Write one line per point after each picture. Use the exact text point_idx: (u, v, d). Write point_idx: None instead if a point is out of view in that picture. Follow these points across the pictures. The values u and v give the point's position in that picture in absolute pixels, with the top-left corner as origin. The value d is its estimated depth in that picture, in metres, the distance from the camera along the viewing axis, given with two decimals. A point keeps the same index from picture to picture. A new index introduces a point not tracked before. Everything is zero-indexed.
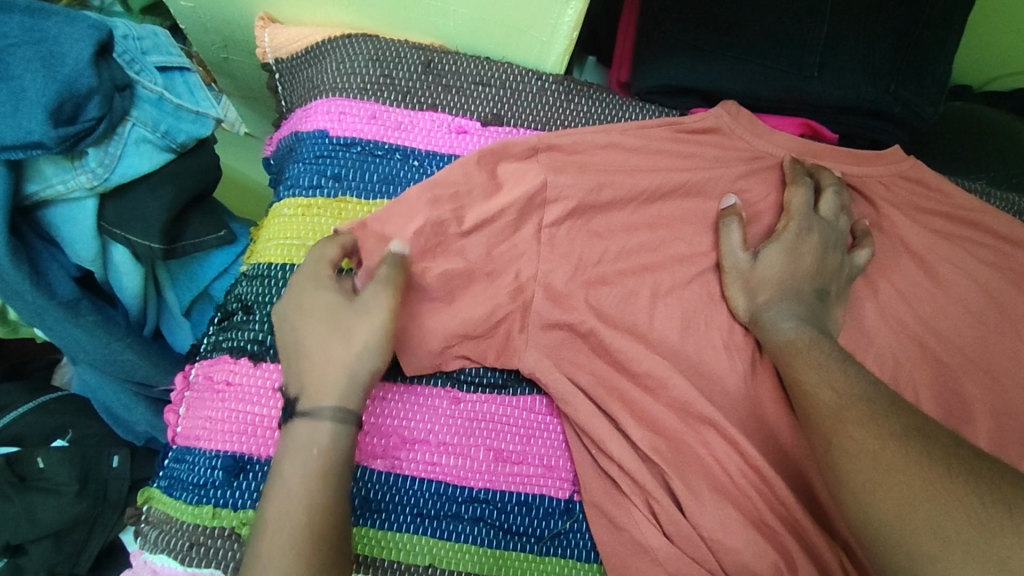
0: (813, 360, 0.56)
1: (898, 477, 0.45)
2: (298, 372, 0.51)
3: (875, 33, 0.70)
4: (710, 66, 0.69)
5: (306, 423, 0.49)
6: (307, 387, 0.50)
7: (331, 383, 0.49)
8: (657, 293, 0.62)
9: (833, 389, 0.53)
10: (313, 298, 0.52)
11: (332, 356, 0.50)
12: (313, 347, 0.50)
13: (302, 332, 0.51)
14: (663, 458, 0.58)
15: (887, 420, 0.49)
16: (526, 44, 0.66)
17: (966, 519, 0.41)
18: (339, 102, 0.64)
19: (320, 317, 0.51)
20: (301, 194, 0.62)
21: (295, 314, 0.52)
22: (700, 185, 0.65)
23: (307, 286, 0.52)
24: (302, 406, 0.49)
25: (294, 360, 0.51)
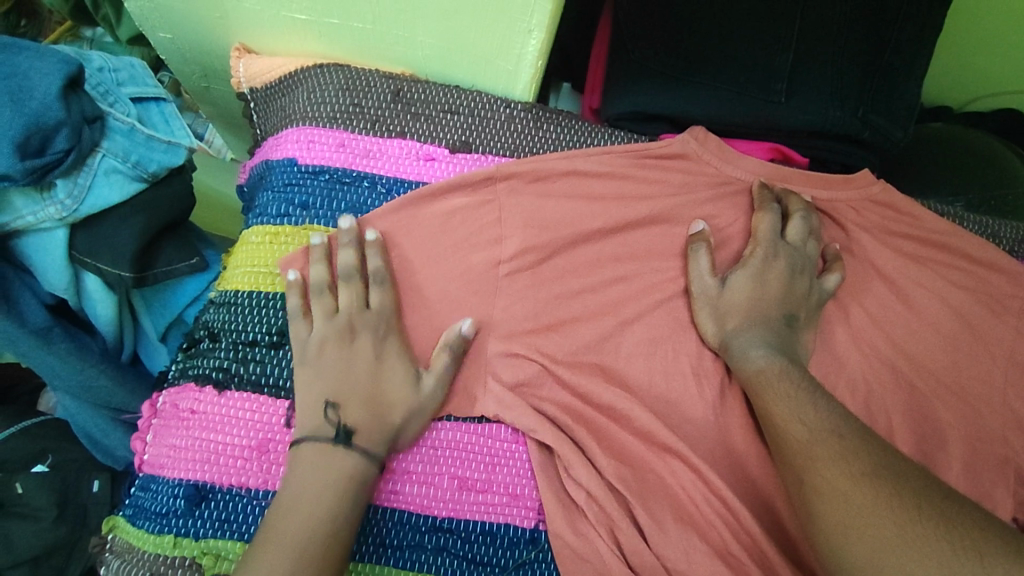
0: (783, 392, 0.57)
1: (870, 519, 0.45)
2: (360, 408, 0.55)
3: (844, 58, 0.70)
4: (678, 92, 0.70)
5: (350, 461, 0.53)
6: (362, 423, 0.54)
7: (384, 427, 0.55)
8: (624, 321, 0.63)
9: (804, 423, 0.54)
10: (397, 363, 0.57)
11: (394, 404, 0.56)
12: (371, 387, 0.56)
13: (364, 372, 0.56)
14: (629, 486, 0.57)
15: (856, 459, 0.49)
16: (494, 73, 0.67)
17: (940, 567, 0.41)
18: (308, 131, 0.65)
19: (369, 364, 0.56)
20: (269, 222, 0.63)
21: (342, 355, 0.56)
22: (667, 213, 0.65)
23: (380, 346, 0.57)
24: (359, 444, 0.54)
25: (352, 395, 0.55)
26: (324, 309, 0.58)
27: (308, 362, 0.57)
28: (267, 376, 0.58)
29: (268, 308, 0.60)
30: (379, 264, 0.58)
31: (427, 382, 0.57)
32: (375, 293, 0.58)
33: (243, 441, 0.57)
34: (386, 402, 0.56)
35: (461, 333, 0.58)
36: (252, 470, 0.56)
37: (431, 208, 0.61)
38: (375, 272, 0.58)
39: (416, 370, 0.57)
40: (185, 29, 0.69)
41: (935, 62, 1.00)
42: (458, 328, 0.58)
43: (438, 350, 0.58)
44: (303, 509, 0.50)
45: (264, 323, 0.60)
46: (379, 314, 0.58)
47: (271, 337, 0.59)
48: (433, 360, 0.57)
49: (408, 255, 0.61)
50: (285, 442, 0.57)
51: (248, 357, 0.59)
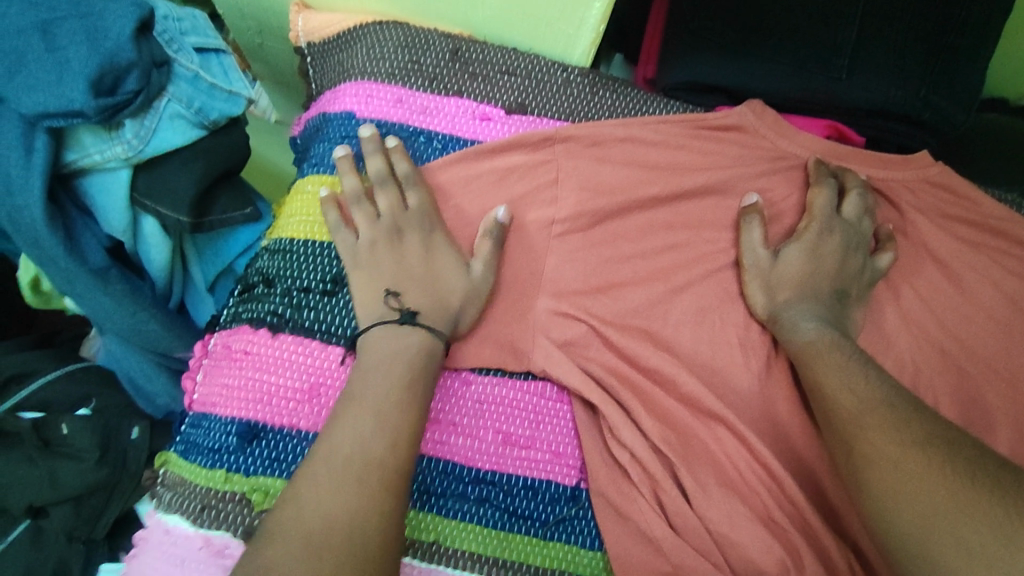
0: (833, 364, 0.56)
1: (921, 484, 0.44)
2: (419, 293, 0.57)
3: (910, 38, 0.68)
4: (737, 65, 0.68)
5: (415, 334, 0.55)
6: (424, 306, 0.57)
7: (441, 307, 0.57)
8: (672, 289, 0.62)
9: (854, 393, 0.53)
10: (447, 254, 0.59)
11: (446, 280, 0.58)
12: (425, 272, 0.58)
13: (416, 260, 0.58)
14: (673, 449, 0.57)
15: (905, 428, 0.48)
16: (553, 35, 0.66)
17: (993, 531, 0.40)
18: (367, 85, 0.65)
19: (421, 257, 0.59)
20: (326, 172, 0.64)
21: (393, 251, 0.58)
22: (721, 183, 0.65)
23: (428, 241, 0.59)
24: (422, 320, 0.56)
25: (408, 280, 0.58)
26: (366, 214, 0.59)
27: (361, 262, 0.58)
28: (321, 323, 0.58)
29: (325, 257, 0.61)
30: (407, 168, 0.60)
31: (477, 267, 0.59)
32: (411, 193, 0.60)
33: (294, 384, 0.57)
34: (444, 284, 0.58)
35: (496, 218, 0.60)
36: (303, 412, 0.56)
37: (481, 165, 0.62)
38: (406, 176, 0.60)
39: (464, 258, 0.59)
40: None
41: None
42: (493, 214, 0.60)
43: (480, 239, 0.60)
44: (371, 413, 0.50)
45: (319, 271, 0.60)
46: (427, 211, 0.60)
47: (325, 285, 0.60)
48: (477, 249, 0.60)
49: (463, 206, 0.62)
50: (336, 385, 0.57)
51: (302, 304, 0.59)
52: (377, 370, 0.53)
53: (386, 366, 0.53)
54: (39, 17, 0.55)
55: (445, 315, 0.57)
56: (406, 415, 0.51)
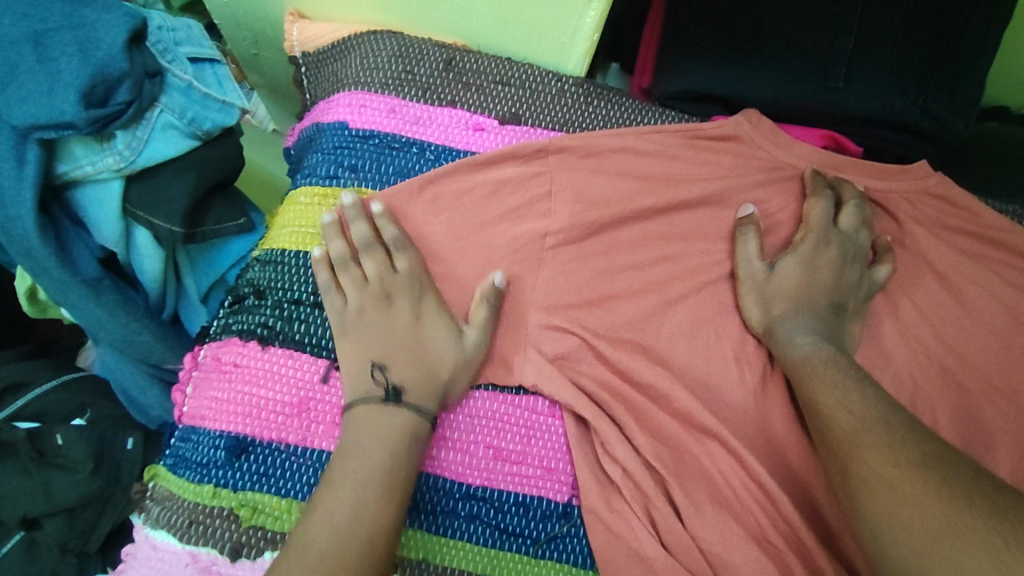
0: (830, 380, 0.55)
1: (918, 509, 0.43)
2: (404, 369, 0.55)
3: (907, 46, 0.67)
4: (734, 74, 0.68)
5: (401, 416, 0.54)
6: (412, 381, 0.55)
7: (431, 380, 0.56)
8: (666, 302, 0.62)
9: (849, 411, 0.52)
10: (438, 325, 0.57)
11: (435, 347, 0.57)
12: (412, 342, 0.57)
13: (404, 330, 0.57)
14: (666, 465, 0.56)
15: (899, 451, 0.47)
16: (547, 45, 0.66)
17: (990, 558, 0.39)
18: (360, 95, 0.65)
19: (409, 323, 0.57)
20: (318, 182, 0.63)
21: (381, 320, 0.57)
22: (716, 195, 0.64)
23: (417, 307, 0.58)
24: (408, 399, 0.54)
25: (396, 355, 0.56)
26: (353, 280, 0.58)
27: (349, 328, 0.57)
28: (311, 336, 0.58)
29: None
30: (394, 232, 0.59)
31: (470, 335, 0.58)
32: (399, 258, 0.59)
33: (283, 397, 0.56)
34: (433, 355, 0.56)
35: (493, 283, 0.59)
36: (292, 427, 0.56)
37: (473, 178, 0.62)
38: (393, 240, 0.59)
39: (457, 325, 0.58)
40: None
41: None
42: (492, 280, 0.59)
43: (476, 303, 0.59)
44: (350, 492, 0.49)
45: (311, 283, 0.60)
46: (415, 274, 0.58)
47: (315, 298, 0.59)
48: (472, 313, 0.59)
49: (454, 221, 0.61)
50: (325, 400, 0.57)
51: (293, 316, 0.59)
52: (360, 452, 0.51)
53: (371, 448, 0.51)
54: (31, 29, 0.55)
55: (436, 390, 0.56)
56: (389, 477, 0.50)
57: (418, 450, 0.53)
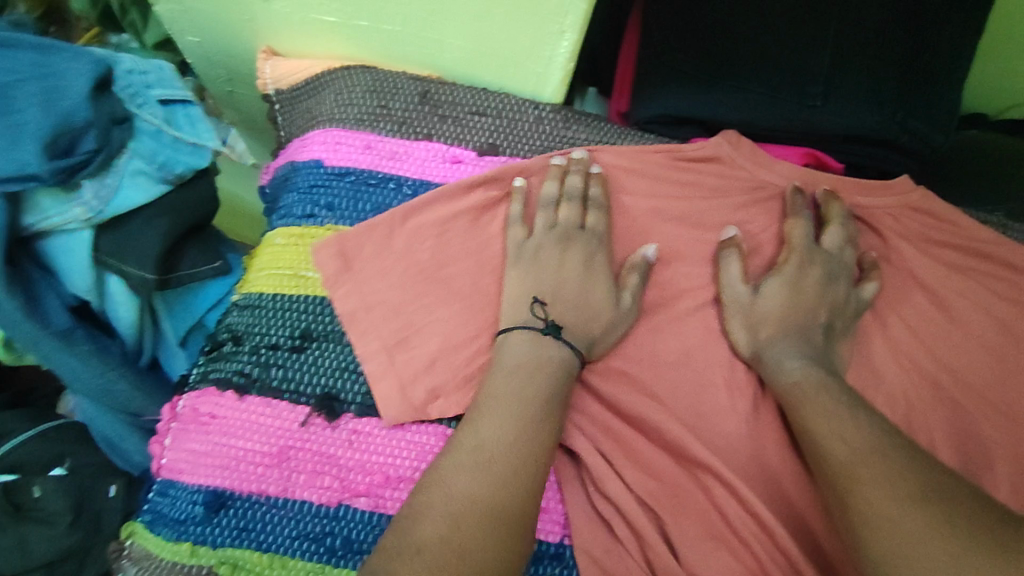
0: (821, 409, 0.54)
1: (922, 547, 0.41)
2: (568, 306, 0.58)
3: (883, 61, 0.66)
4: (711, 95, 0.68)
5: (559, 347, 0.56)
6: (569, 321, 0.58)
7: (587, 324, 0.58)
8: (650, 329, 0.60)
9: (844, 440, 0.51)
10: (603, 276, 0.59)
11: (602, 291, 0.59)
12: (572, 285, 0.59)
13: (574, 278, 0.59)
14: (657, 500, 0.53)
15: (897, 483, 0.45)
16: (522, 75, 0.65)
17: None
18: (335, 133, 0.64)
19: (580, 270, 0.59)
20: (294, 223, 0.62)
21: (553, 261, 0.59)
22: (699, 217, 0.64)
23: (590, 258, 0.60)
24: (567, 333, 0.57)
25: (558, 294, 0.58)
26: (547, 218, 0.61)
27: (522, 259, 0.59)
28: (289, 382, 0.56)
29: (295, 311, 0.59)
30: (597, 193, 0.62)
31: (626, 298, 0.59)
32: (566, 208, 0.61)
33: (262, 448, 0.54)
34: (586, 300, 0.58)
35: (592, 192, 0.62)
36: (272, 477, 0.53)
37: (459, 204, 0.61)
38: (591, 195, 0.62)
39: (614, 288, 0.59)
40: (214, 31, 0.71)
41: None
42: (641, 252, 0.61)
43: (627, 270, 0.61)
44: (517, 399, 0.52)
45: (290, 326, 0.58)
46: (594, 231, 0.61)
47: (293, 341, 0.57)
48: (626, 276, 0.60)
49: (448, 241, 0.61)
50: (305, 449, 0.54)
51: (270, 361, 0.57)
52: (513, 375, 0.53)
53: (526, 373, 0.53)
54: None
55: (585, 336, 0.57)
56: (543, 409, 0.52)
57: (566, 380, 0.55)
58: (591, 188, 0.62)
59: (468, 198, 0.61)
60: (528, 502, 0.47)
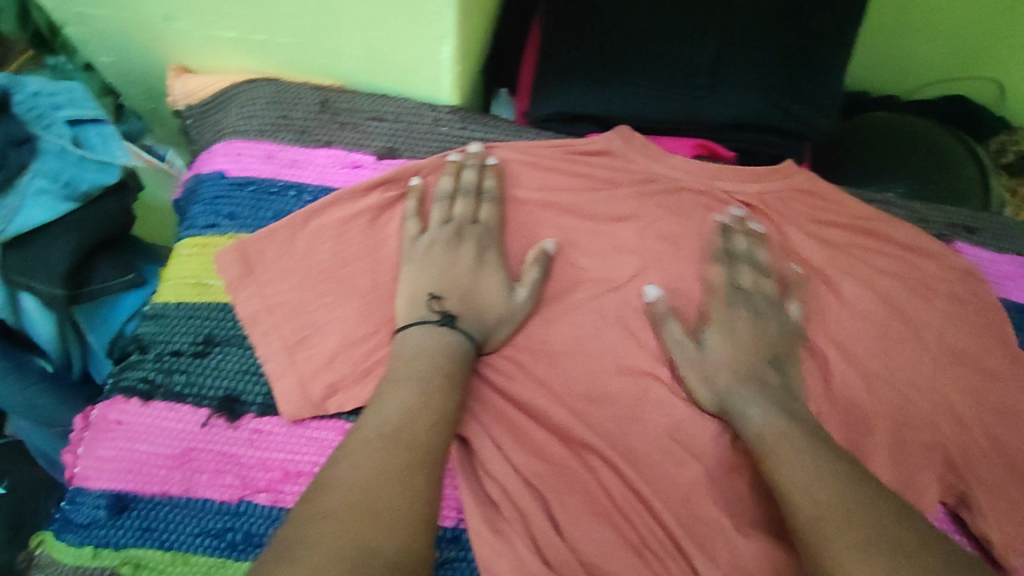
0: (792, 460, 0.51)
1: None
2: (460, 300, 0.60)
3: (764, 51, 0.69)
4: (603, 91, 0.69)
5: (453, 336, 0.58)
6: (462, 313, 0.59)
7: (479, 317, 0.60)
8: (544, 318, 0.63)
9: (808, 494, 0.49)
10: (494, 273, 0.61)
11: (500, 280, 0.61)
12: (468, 283, 0.61)
13: (466, 273, 0.61)
14: (544, 482, 0.56)
15: (878, 550, 0.44)
16: (415, 79, 0.67)
17: None
18: (237, 144, 0.66)
19: (471, 267, 0.61)
20: (197, 233, 0.64)
21: (448, 256, 0.61)
22: (588, 208, 0.66)
23: (481, 255, 0.62)
24: (461, 324, 0.59)
25: (454, 288, 0.60)
26: (441, 214, 0.63)
27: (415, 258, 0.61)
28: (191, 386, 0.58)
29: (198, 318, 0.61)
30: (492, 185, 0.64)
31: (521, 292, 0.61)
32: (459, 204, 0.63)
33: (165, 451, 0.56)
34: (479, 297, 0.60)
35: (485, 185, 0.64)
36: (175, 479, 0.55)
37: (357, 204, 0.63)
38: (486, 188, 0.64)
39: (510, 282, 0.62)
40: (129, 55, 0.73)
41: (862, 53, 1.06)
42: (542, 246, 0.63)
43: (528, 266, 0.63)
44: (418, 377, 0.54)
45: (191, 333, 0.60)
46: (486, 225, 0.63)
47: (196, 346, 0.60)
48: (525, 276, 0.62)
49: (349, 241, 0.62)
50: (208, 449, 0.56)
51: (173, 367, 0.59)
52: (413, 360, 0.55)
53: (424, 357, 0.55)
54: None
55: (478, 324, 0.59)
56: (442, 390, 0.53)
57: (461, 362, 0.57)
58: (485, 181, 0.64)
59: (364, 198, 0.63)
60: (431, 475, 0.47)
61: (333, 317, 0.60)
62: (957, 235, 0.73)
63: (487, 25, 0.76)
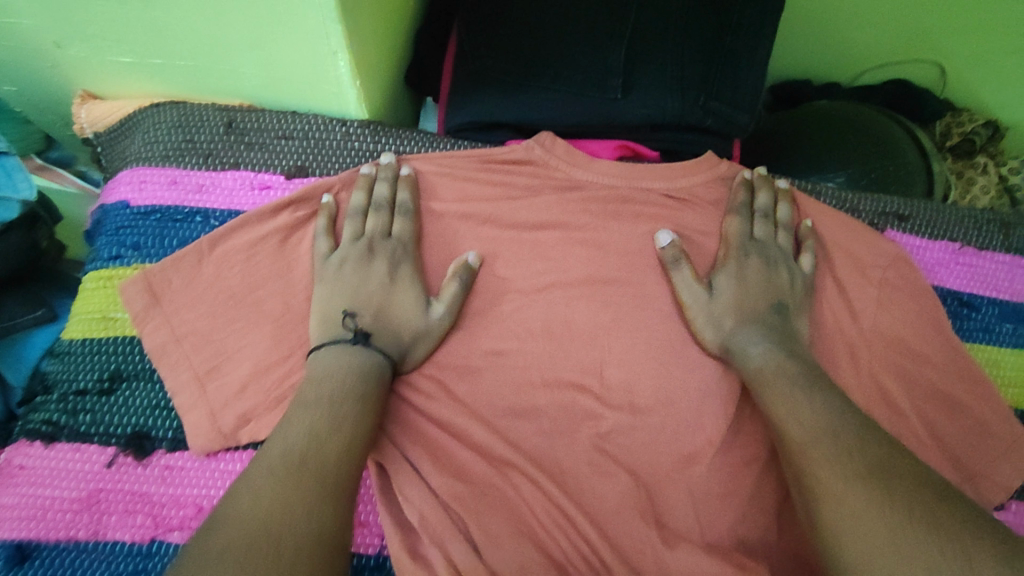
0: (782, 395, 0.55)
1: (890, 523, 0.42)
2: (373, 316, 0.58)
3: (683, 49, 0.68)
4: (518, 98, 0.68)
5: (366, 353, 0.55)
6: (376, 329, 0.57)
7: (393, 336, 0.57)
8: (465, 333, 0.61)
9: (808, 440, 0.50)
10: (408, 288, 0.59)
11: (412, 296, 0.59)
12: (380, 300, 0.58)
13: (377, 289, 0.59)
14: (462, 503, 0.54)
15: (869, 475, 0.46)
16: (321, 94, 0.65)
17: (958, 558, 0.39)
18: (142, 171, 0.65)
19: (383, 283, 0.59)
20: (102, 266, 0.62)
21: (359, 274, 0.59)
22: (508, 217, 0.64)
23: (393, 270, 0.60)
24: (374, 341, 0.56)
25: (367, 305, 0.58)
26: (353, 230, 0.61)
27: (326, 277, 0.59)
28: (97, 425, 0.57)
29: (103, 353, 0.59)
30: (406, 198, 0.62)
31: (437, 309, 0.59)
32: (372, 219, 0.61)
33: (71, 494, 0.54)
34: (392, 314, 0.58)
35: (400, 200, 0.62)
36: (81, 522, 0.53)
37: (266, 225, 0.61)
38: (398, 202, 0.62)
39: (426, 297, 0.59)
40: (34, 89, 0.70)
41: (799, 38, 1.05)
42: (463, 258, 0.62)
43: (448, 280, 0.61)
44: (329, 401, 0.51)
45: (97, 369, 0.58)
46: (399, 239, 0.61)
47: (101, 384, 0.58)
48: (443, 291, 0.60)
49: (258, 265, 0.60)
50: (117, 490, 0.55)
51: (77, 408, 0.57)
52: (323, 383, 0.53)
53: (333, 380, 0.53)
54: None
55: (394, 341, 0.57)
56: (354, 414, 0.51)
57: (375, 384, 0.54)
58: (399, 194, 0.62)
59: (274, 219, 0.62)
60: (338, 504, 0.45)
61: (247, 345, 0.59)
62: (890, 223, 0.72)
63: (404, 33, 0.74)
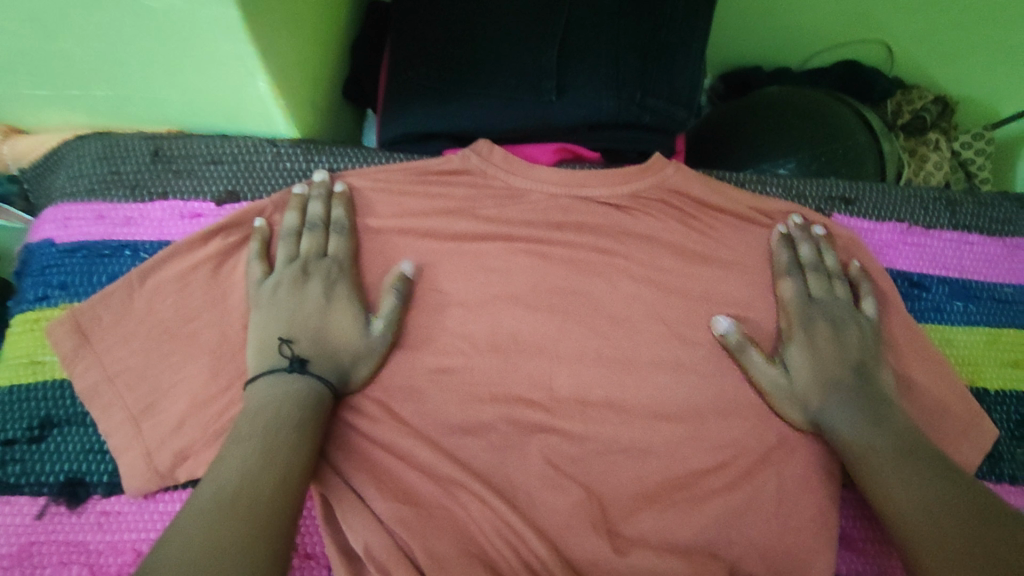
0: (897, 473, 0.52)
1: None
2: (308, 342, 0.56)
3: (616, 44, 0.66)
4: (450, 106, 0.67)
5: (301, 380, 0.54)
6: (311, 353, 0.55)
7: (331, 360, 0.56)
8: (408, 352, 0.60)
9: (933, 500, 0.49)
10: (346, 307, 0.57)
11: (351, 316, 0.57)
12: (317, 321, 0.56)
13: (310, 311, 0.56)
14: (408, 528, 0.53)
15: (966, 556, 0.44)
16: (248, 116, 0.64)
17: None
18: (65, 207, 0.63)
19: (318, 303, 0.57)
20: (29, 309, 0.61)
21: (293, 297, 0.57)
22: (446, 229, 0.63)
23: (329, 289, 0.58)
24: (310, 367, 0.55)
25: (302, 329, 0.56)
26: (287, 252, 0.59)
27: (263, 302, 0.57)
28: (29, 475, 0.55)
29: (31, 400, 0.57)
30: (340, 214, 0.61)
31: (375, 326, 0.58)
32: (306, 239, 0.60)
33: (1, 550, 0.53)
34: (330, 335, 0.56)
35: (336, 217, 0.61)
36: None
37: (198, 253, 0.59)
38: (332, 219, 0.61)
39: (363, 314, 0.58)
40: None
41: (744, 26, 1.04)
42: (401, 270, 0.60)
43: (385, 294, 0.59)
44: (262, 434, 0.49)
45: (24, 419, 0.57)
46: (335, 257, 0.59)
47: (31, 432, 0.56)
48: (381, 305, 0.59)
49: (190, 296, 0.58)
50: (48, 542, 0.54)
51: (8, 458, 0.56)
52: (256, 417, 0.51)
53: (267, 412, 0.51)
54: None
55: (331, 364, 0.56)
56: (289, 444, 0.49)
57: (313, 412, 0.53)
58: (332, 211, 0.61)
59: (205, 248, 0.60)
60: (275, 547, 0.42)
61: (182, 379, 0.57)
62: (837, 209, 0.71)
63: (334, 47, 0.72)
